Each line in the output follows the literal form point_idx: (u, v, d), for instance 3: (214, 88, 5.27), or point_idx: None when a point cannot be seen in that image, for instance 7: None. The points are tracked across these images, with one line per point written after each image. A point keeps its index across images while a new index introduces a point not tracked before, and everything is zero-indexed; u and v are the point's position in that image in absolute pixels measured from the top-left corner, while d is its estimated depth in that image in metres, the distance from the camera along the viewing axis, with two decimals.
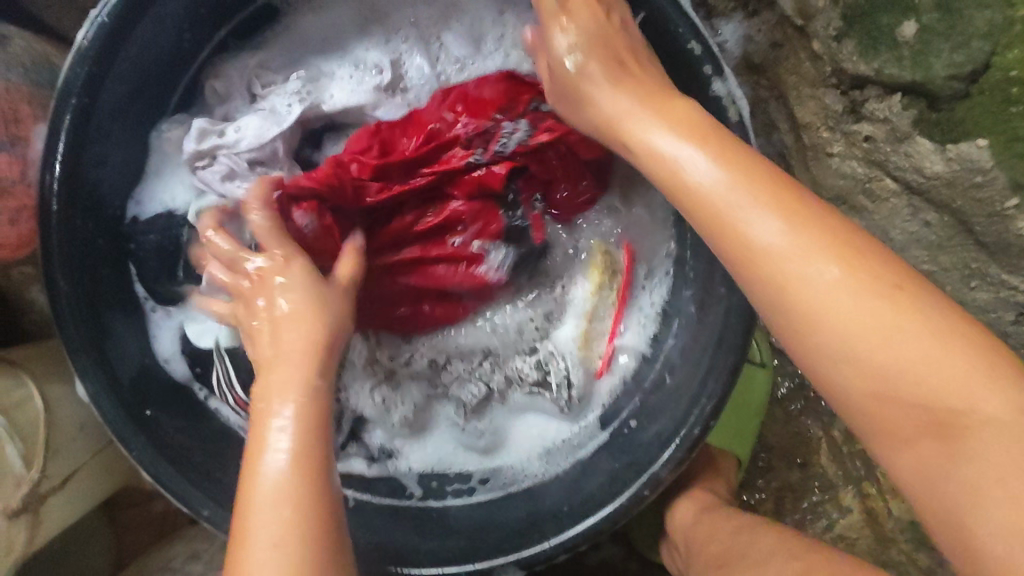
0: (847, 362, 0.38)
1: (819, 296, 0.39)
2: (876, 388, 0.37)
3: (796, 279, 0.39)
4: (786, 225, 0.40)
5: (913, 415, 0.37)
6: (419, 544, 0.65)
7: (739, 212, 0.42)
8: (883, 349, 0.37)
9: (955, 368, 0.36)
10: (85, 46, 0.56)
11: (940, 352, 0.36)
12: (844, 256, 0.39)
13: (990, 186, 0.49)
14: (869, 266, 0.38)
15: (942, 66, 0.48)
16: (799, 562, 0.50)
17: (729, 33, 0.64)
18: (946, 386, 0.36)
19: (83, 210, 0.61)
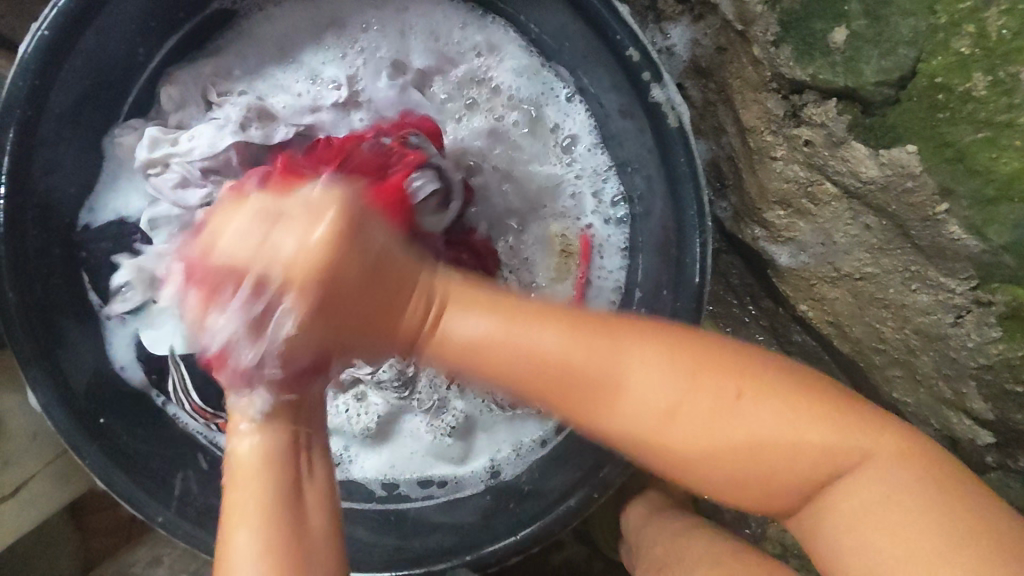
0: (708, 454, 0.42)
1: (642, 413, 0.42)
2: (747, 467, 0.42)
3: (627, 410, 0.43)
4: (569, 338, 0.43)
5: (792, 471, 0.42)
6: (376, 542, 0.68)
7: (523, 336, 0.43)
8: (731, 426, 0.42)
9: (782, 426, 0.41)
10: (26, 58, 0.56)
11: (789, 422, 0.41)
12: (669, 352, 0.43)
13: (920, 190, 0.49)
14: (686, 352, 0.43)
15: (872, 71, 0.48)
16: (719, 567, 0.52)
17: (677, 36, 0.65)
18: (779, 424, 0.41)
19: (34, 221, 0.61)
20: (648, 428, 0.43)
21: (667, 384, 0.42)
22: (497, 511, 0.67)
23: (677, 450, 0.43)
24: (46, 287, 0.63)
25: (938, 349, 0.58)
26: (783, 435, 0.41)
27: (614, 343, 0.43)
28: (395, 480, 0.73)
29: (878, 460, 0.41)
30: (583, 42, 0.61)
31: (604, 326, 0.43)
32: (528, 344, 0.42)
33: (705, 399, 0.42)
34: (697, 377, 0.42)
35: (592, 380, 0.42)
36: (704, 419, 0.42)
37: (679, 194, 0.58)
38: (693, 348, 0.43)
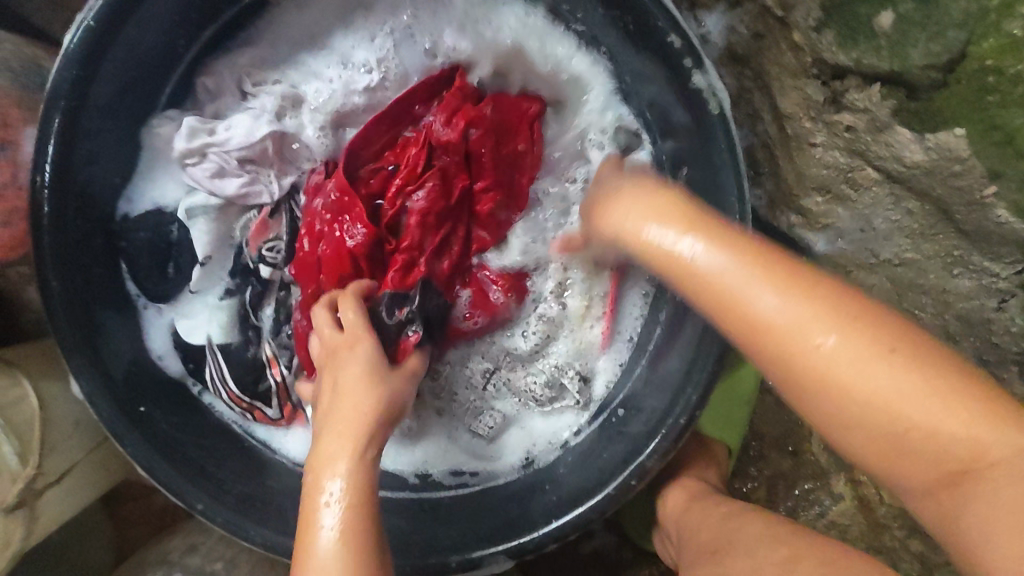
0: (853, 428, 0.38)
1: (769, 330, 0.39)
2: (885, 447, 0.37)
3: (753, 313, 0.40)
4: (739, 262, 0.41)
5: (927, 469, 0.36)
6: (411, 530, 0.67)
7: (740, 289, 0.40)
8: (877, 397, 0.36)
9: (917, 398, 0.36)
10: (72, 49, 0.57)
11: (940, 404, 0.35)
12: (842, 322, 0.38)
13: (968, 174, 0.49)
14: (869, 330, 0.37)
15: (919, 55, 0.48)
16: (784, 547, 0.51)
17: (712, 24, 0.64)
18: (911, 397, 0.36)
19: (75, 210, 0.62)
20: (816, 369, 0.38)
21: (814, 317, 0.38)
22: (535, 498, 0.67)
23: (824, 410, 0.38)
24: (86, 277, 0.63)
25: (980, 335, 0.58)
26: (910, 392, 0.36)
27: (753, 270, 0.40)
28: (430, 472, 0.73)
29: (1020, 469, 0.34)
30: (623, 30, 0.61)
31: (783, 267, 0.40)
32: (741, 298, 0.40)
33: (855, 348, 0.37)
34: (881, 350, 0.37)
35: (732, 303, 0.40)
36: (822, 367, 0.38)
37: (719, 181, 0.58)
38: (886, 326, 0.37)
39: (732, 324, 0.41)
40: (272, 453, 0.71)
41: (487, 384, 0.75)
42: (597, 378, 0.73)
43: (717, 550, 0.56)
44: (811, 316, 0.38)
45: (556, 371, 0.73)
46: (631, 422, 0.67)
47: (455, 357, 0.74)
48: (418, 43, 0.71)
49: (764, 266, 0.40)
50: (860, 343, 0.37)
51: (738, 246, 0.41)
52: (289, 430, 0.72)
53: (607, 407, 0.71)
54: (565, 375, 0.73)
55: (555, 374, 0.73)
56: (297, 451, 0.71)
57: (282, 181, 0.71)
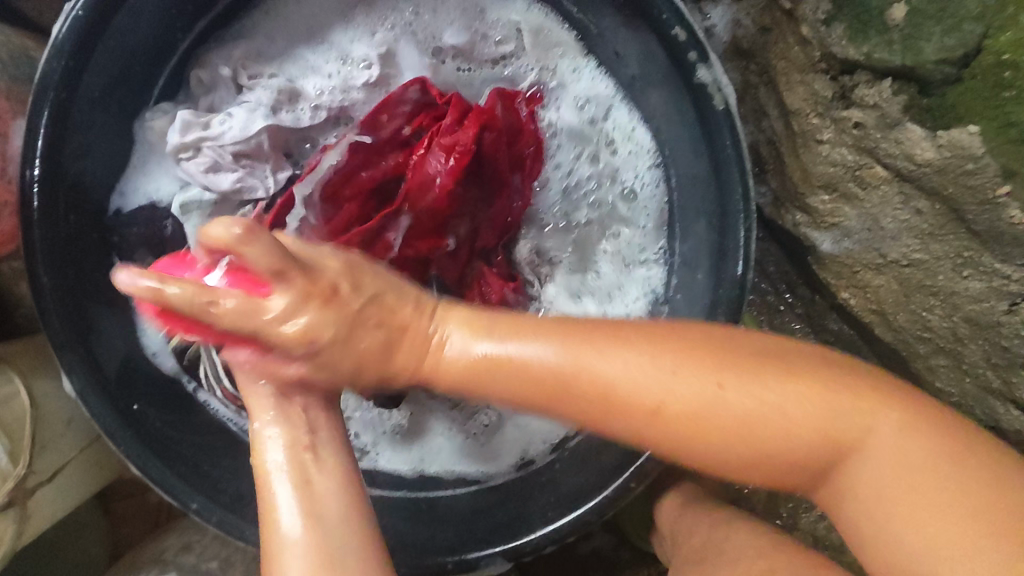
0: (746, 448, 0.42)
1: (681, 395, 0.41)
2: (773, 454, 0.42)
3: (658, 401, 0.41)
4: (568, 347, 0.42)
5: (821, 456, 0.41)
6: (408, 534, 0.66)
7: (580, 360, 0.42)
8: (762, 415, 0.41)
9: (807, 411, 0.41)
10: (60, 40, 0.55)
11: (808, 398, 0.41)
12: (712, 365, 0.41)
13: (982, 173, 0.48)
14: (730, 363, 0.42)
15: (933, 50, 0.46)
16: (763, 560, 0.50)
17: (718, 17, 0.63)
18: (792, 412, 0.41)
19: (67, 204, 0.60)
20: (693, 412, 0.41)
21: (667, 373, 0.41)
22: (532, 499, 0.66)
23: (718, 446, 0.42)
24: (76, 273, 0.62)
25: (989, 338, 0.57)
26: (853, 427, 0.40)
27: (609, 337, 0.43)
28: (425, 477, 0.72)
29: (886, 434, 0.40)
30: (625, 24, 0.59)
31: (698, 343, 0.42)
32: (587, 369, 0.42)
33: (796, 396, 0.41)
34: (746, 370, 0.41)
35: (621, 396, 0.41)
36: (764, 405, 0.41)
37: (723, 179, 0.57)
38: (727, 353, 0.42)
39: (666, 425, 0.42)
40: None
41: None
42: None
43: (705, 557, 0.55)
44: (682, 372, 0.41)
45: None
46: None
47: None
48: (420, 38, 0.70)
49: (594, 335, 0.43)
50: (730, 377, 0.41)
51: (569, 331, 0.43)
52: None
53: None
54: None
55: None
56: None
57: (277, 176, 0.68)
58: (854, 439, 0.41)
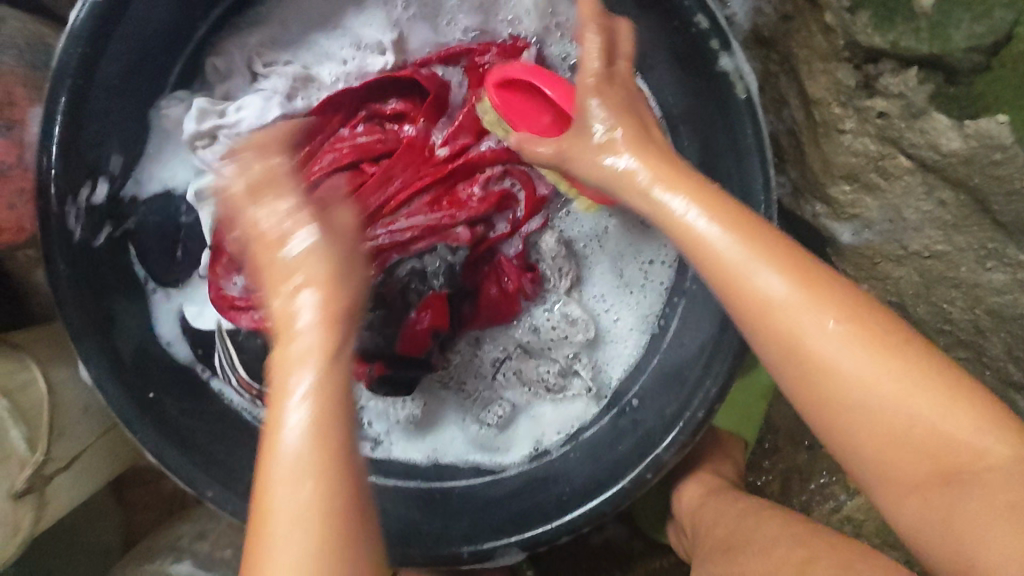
0: (840, 409, 0.38)
1: (858, 395, 0.37)
2: (880, 434, 0.37)
3: (813, 349, 0.38)
4: (751, 246, 0.40)
5: (913, 461, 0.36)
6: (425, 524, 0.66)
7: (747, 268, 0.39)
8: (875, 369, 0.37)
9: (931, 390, 0.36)
10: (77, 27, 0.55)
11: (938, 397, 0.36)
12: (844, 310, 0.38)
13: (1009, 163, 0.47)
14: (862, 312, 0.38)
15: (962, 37, 0.45)
16: (804, 550, 0.49)
17: (738, 4, 0.62)
18: (930, 394, 0.36)
19: (82, 192, 0.60)
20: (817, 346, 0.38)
21: (812, 301, 0.38)
22: (548, 488, 0.66)
23: (838, 428, 0.38)
24: (92, 260, 0.61)
25: (1012, 330, 0.57)
26: (985, 454, 0.35)
27: (787, 254, 0.40)
28: (438, 466, 0.72)
29: (1002, 467, 0.35)
30: (646, 11, 0.59)
31: (891, 334, 0.37)
32: (745, 277, 0.39)
33: (939, 405, 0.36)
34: (873, 327, 0.37)
35: (744, 285, 0.39)
36: (907, 417, 0.36)
37: (744, 169, 0.56)
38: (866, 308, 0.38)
39: (791, 365, 0.39)
40: None
41: (496, 372, 0.73)
42: (610, 362, 0.71)
43: (732, 547, 0.55)
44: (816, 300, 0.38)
45: (573, 361, 0.71)
46: (645, 414, 0.65)
47: (465, 349, 0.73)
48: (433, 21, 0.69)
49: (776, 254, 0.40)
50: (857, 330, 0.37)
51: (771, 255, 0.39)
52: None
53: (618, 402, 0.70)
54: (576, 361, 0.71)
55: (569, 362, 0.71)
56: None
57: None
58: (966, 462, 0.35)
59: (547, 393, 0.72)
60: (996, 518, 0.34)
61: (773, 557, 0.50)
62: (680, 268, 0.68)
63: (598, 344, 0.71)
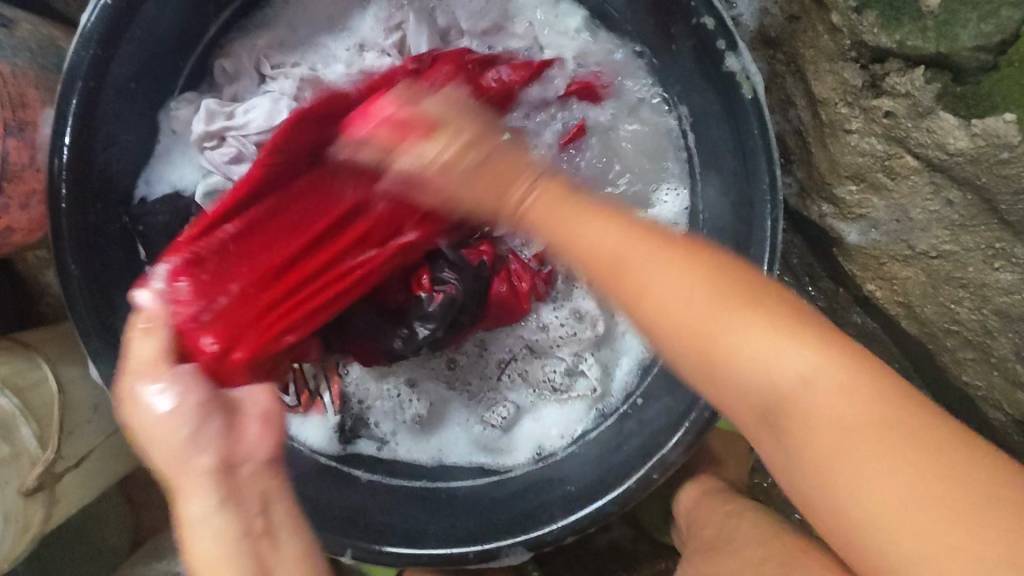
0: (660, 320, 0.40)
1: (701, 331, 0.39)
2: (714, 378, 0.40)
3: (665, 300, 0.40)
4: (599, 208, 0.44)
5: (769, 405, 0.38)
6: (427, 523, 0.66)
7: (579, 206, 0.44)
8: (670, 266, 0.40)
9: (735, 317, 0.38)
10: (90, 28, 0.55)
11: (767, 329, 0.38)
12: (688, 262, 0.40)
13: (1017, 162, 0.47)
14: (691, 252, 0.41)
15: (969, 36, 0.45)
16: (771, 548, 0.50)
17: (745, 6, 0.62)
18: (756, 335, 0.38)
19: (93, 191, 0.60)
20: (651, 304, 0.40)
21: (639, 241, 0.42)
22: (552, 491, 0.66)
23: (647, 315, 0.42)
24: (104, 262, 0.62)
25: (1020, 330, 0.56)
26: (843, 422, 0.36)
27: (669, 255, 0.41)
28: (443, 466, 0.73)
29: (845, 408, 0.36)
30: (654, 13, 0.59)
31: (729, 277, 0.40)
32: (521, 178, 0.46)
33: (743, 327, 0.38)
34: (672, 250, 0.41)
35: (630, 268, 0.41)
36: (753, 382, 0.38)
37: (751, 168, 0.57)
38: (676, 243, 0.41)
39: (630, 304, 0.41)
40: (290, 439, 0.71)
41: (501, 373, 0.73)
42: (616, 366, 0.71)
43: (714, 546, 0.56)
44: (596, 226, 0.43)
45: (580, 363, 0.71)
46: (652, 413, 0.65)
47: (471, 349, 0.73)
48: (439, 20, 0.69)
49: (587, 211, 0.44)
50: (676, 251, 0.41)
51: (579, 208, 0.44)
52: (306, 417, 0.72)
53: (625, 399, 0.70)
54: (581, 361, 0.71)
55: (574, 362, 0.71)
56: (315, 441, 0.72)
57: None
58: (832, 428, 0.36)
59: (553, 393, 0.72)
60: (842, 458, 0.36)
61: (748, 556, 0.50)
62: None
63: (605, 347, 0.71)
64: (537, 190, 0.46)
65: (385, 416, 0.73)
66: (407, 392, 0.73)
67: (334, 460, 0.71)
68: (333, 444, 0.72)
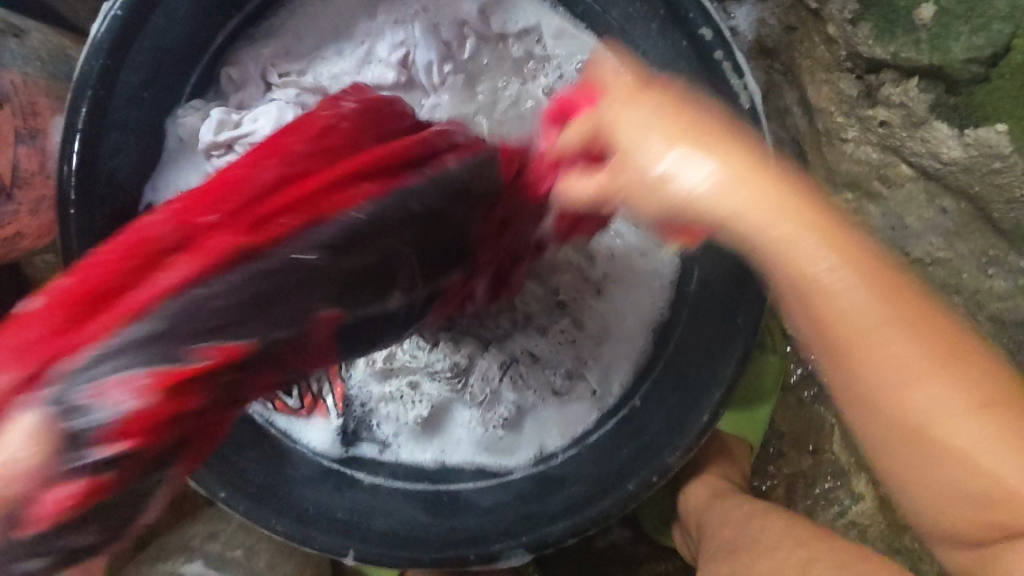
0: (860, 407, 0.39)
1: (892, 410, 0.38)
2: (914, 433, 0.37)
3: (872, 354, 0.38)
4: (793, 236, 0.39)
5: (963, 485, 0.37)
6: (430, 525, 0.67)
7: (796, 248, 0.39)
8: (880, 337, 0.38)
9: (927, 388, 0.37)
10: (99, 39, 0.56)
11: (974, 415, 0.36)
12: (881, 287, 0.38)
13: (1009, 171, 0.48)
14: (924, 329, 0.37)
15: (961, 49, 0.47)
16: (802, 549, 0.51)
17: (742, 17, 0.63)
18: (958, 414, 0.37)
19: (101, 198, 0.61)
20: (830, 316, 0.39)
21: (865, 301, 0.38)
22: (554, 493, 0.67)
23: (851, 386, 0.39)
24: None
25: (1013, 336, 0.58)
26: (1012, 484, 0.36)
27: (844, 258, 0.39)
28: (445, 468, 0.74)
29: None
30: (654, 24, 0.60)
31: (940, 328, 0.38)
32: (728, 214, 0.41)
33: (943, 390, 0.37)
34: (890, 298, 0.38)
35: (827, 322, 0.39)
36: (953, 444, 0.37)
37: None
38: (880, 271, 0.39)
39: (795, 290, 0.40)
40: (292, 442, 0.72)
41: (503, 374, 0.73)
42: (615, 370, 0.72)
43: (737, 548, 0.56)
44: (805, 227, 0.39)
45: (580, 367, 0.73)
46: (653, 417, 0.66)
47: (473, 348, 0.72)
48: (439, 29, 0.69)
49: (793, 212, 0.40)
50: (921, 342, 0.37)
51: (760, 175, 0.41)
52: (309, 420, 0.73)
53: (623, 398, 0.71)
54: (582, 365, 0.73)
55: (573, 366, 0.73)
56: (318, 443, 0.73)
57: None
58: (1001, 499, 0.36)
59: (552, 396, 0.73)
60: None
61: (780, 556, 0.51)
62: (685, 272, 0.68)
63: (603, 352, 0.72)
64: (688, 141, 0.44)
65: (387, 419, 0.74)
66: (409, 393, 0.73)
67: (337, 462, 0.73)
68: (336, 447, 0.73)
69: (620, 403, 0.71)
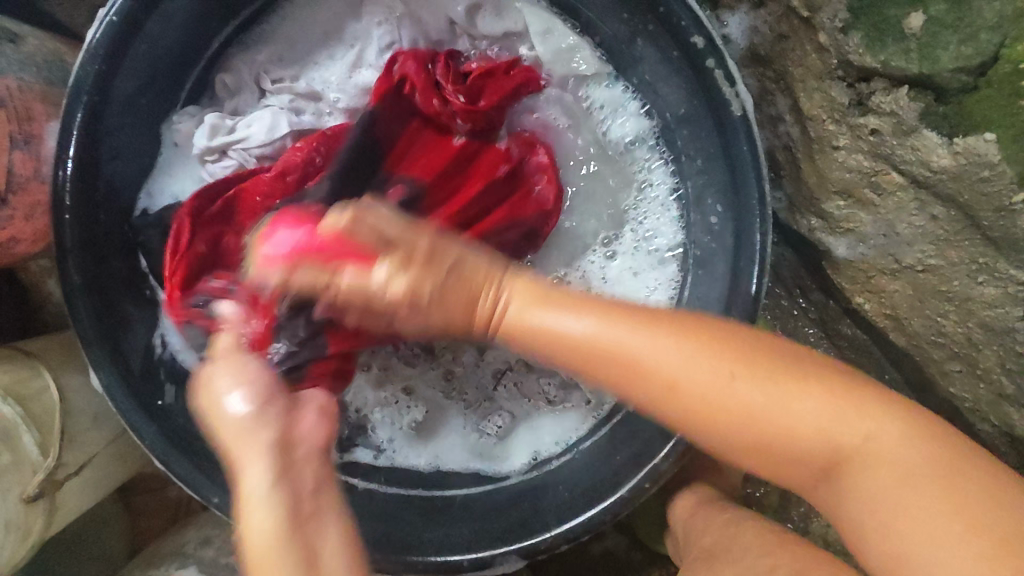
0: (706, 426, 0.41)
1: (730, 415, 0.40)
2: (764, 434, 0.40)
3: (692, 393, 0.40)
4: (608, 323, 0.42)
5: (812, 461, 0.40)
6: (423, 531, 0.67)
7: (631, 346, 0.41)
8: (699, 358, 0.41)
9: (760, 388, 0.40)
10: (94, 44, 0.56)
11: (795, 391, 0.40)
12: (697, 337, 0.41)
13: (997, 180, 0.48)
14: (716, 343, 0.41)
15: (950, 57, 0.47)
16: (792, 555, 0.51)
17: (734, 25, 0.64)
18: (793, 405, 0.39)
19: (95, 203, 0.61)
20: (668, 395, 0.41)
21: (701, 366, 0.40)
22: (547, 498, 0.67)
23: (717, 425, 0.41)
24: (106, 271, 0.63)
25: (1003, 344, 0.58)
26: (849, 445, 0.39)
27: (656, 325, 0.42)
28: (440, 473, 0.73)
29: (875, 443, 0.38)
30: (646, 31, 0.60)
31: (737, 341, 0.41)
32: (546, 323, 0.43)
33: (814, 404, 0.39)
34: (697, 334, 0.41)
35: (648, 368, 0.41)
36: (816, 430, 0.39)
37: (739, 184, 0.58)
38: (675, 316, 0.43)
39: (662, 403, 0.42)
40: None
41: (498, 384, 0.75)
42: None
43: (711, 556, 0.56)
44: (602, 309, 0.43)
45: (575, 375, 0.73)
46: (645, 423, 0.65)
47: (469, 360, 0.75)
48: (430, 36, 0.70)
49: (648, 323, 0.42)
50: (701, 341, 0.41)
51: (614, 313, 0.43)
52: None
53: (617, 407, 0.71)
54: (576, 373, 0.72)
55: (568, 374, 0.73)
56: None
57: None
58: (842, 458, 0.39)
59: (546, 404, 0.74)
60: (884, 511, 0.37)
61: (748, 563, 0.51)
62: (676, 287, 0.66)
63: None
64: (509, 293, 0.45)
65: (382, 424, 0.74)
66: (404, 399, 0.74)
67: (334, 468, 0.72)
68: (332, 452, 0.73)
69: (613, 411, 0.71)
